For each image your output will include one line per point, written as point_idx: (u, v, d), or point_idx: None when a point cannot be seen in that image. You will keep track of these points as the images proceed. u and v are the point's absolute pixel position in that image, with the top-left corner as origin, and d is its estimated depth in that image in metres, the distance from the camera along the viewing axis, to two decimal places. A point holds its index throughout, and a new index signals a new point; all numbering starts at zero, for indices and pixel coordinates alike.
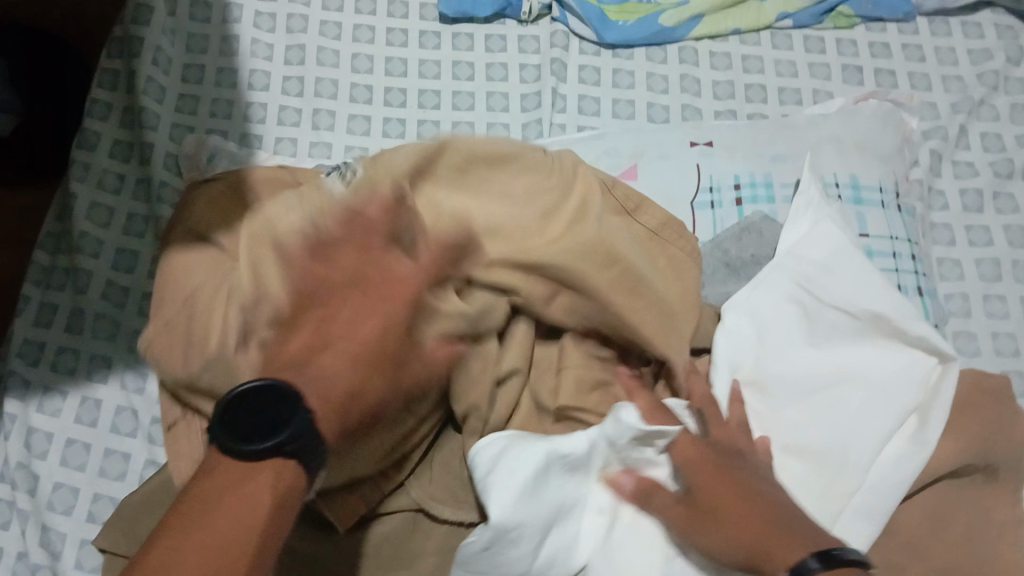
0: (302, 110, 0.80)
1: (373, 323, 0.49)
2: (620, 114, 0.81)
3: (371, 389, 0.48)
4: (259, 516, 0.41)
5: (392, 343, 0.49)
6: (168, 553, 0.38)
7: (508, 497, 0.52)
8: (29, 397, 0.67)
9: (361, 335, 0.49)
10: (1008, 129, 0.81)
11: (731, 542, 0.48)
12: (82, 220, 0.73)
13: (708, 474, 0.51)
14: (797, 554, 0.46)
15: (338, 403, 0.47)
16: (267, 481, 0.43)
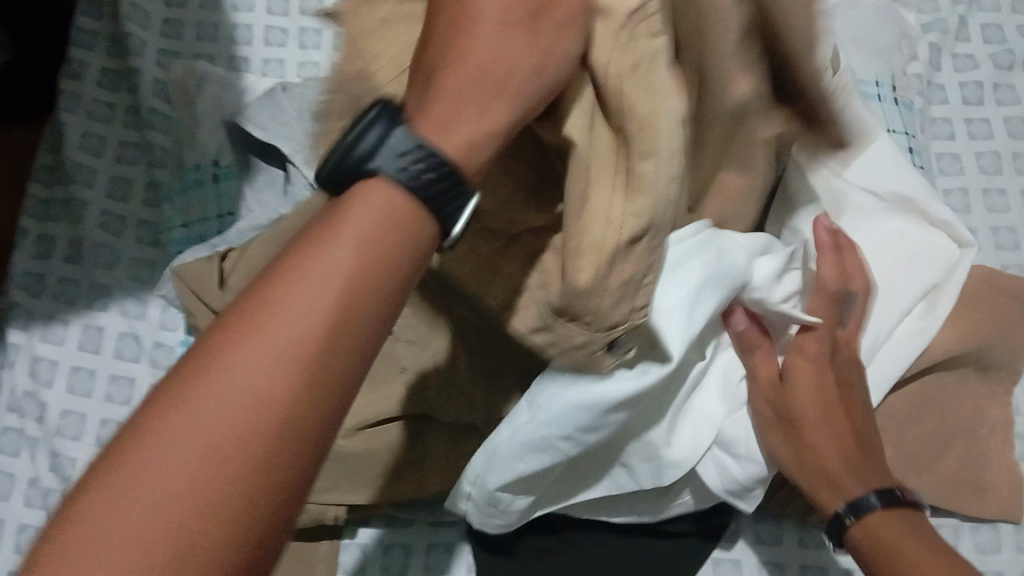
0: (289, 29, 0.78)
1: (494, 34, 0.34)
2: None
3: (524, 104, 0.34)
4: (329, 281, 0.29)
5: (510, 68, 0.34)
6: (209, 352, 0.29)
7: (690, 328, 0.44)
8: (32, 327, 0.68)
9: (480, 46, 0.33)
10: (1009, 19, 0.79)
11: (807, 466, 0.51)
12: (73, 151, 0.72)
13: (811, 373, 0.51)
14: (860, 487, 0.50)
15: (472, 105, 0.33)
16: (354, 228, 0.30)
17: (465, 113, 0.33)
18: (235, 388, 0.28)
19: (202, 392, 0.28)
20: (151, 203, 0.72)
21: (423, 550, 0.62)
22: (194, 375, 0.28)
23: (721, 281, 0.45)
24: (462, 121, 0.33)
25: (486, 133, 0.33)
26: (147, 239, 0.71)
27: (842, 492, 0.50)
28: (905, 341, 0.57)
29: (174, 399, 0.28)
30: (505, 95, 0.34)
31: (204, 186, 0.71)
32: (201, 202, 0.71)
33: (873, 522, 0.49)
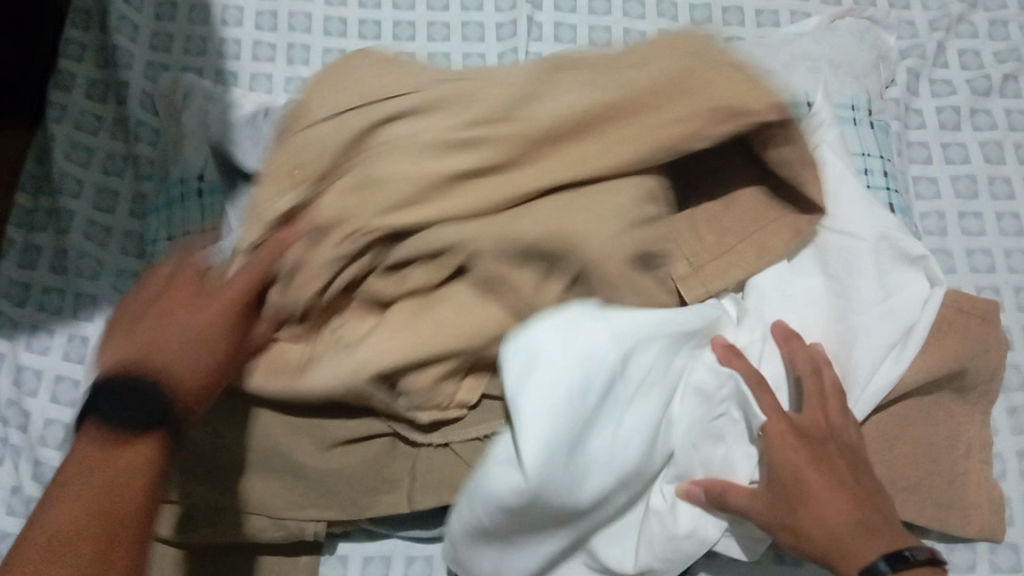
0: (276, 45, 0.79)
1: (217, 309, 0.49)
2: (598, 40, 0.80)
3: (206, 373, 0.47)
4: (113, 486, 0.41)
5: (216, 333, 0.49)
6: (49, 526, 0.39)
7: (548, 429, 0.49)
8: (17, 336, 0.68)
9: (224, 306, 0.50)
10: (986, 45, 0.80)
11: (818, 535, 0.51)
12: (60, 161, 0.73)
13: (798, 455, 0.53)
14: (875, 552, 0.50)
15: (192, 372, 0.47)
16: (123, 464, 0.42)
17: (194, 377, 0.47)
18: (46, 559, 0.38)
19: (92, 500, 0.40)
20: (138, 214, 0.73)
21: (403, 564, 0.63)
22: (31, 543, 0.39)
23: (563, 368, 0.51)
24: (191, 379, 0.47)
25: (196, 386, 0.47)
26: (132, 250, 0.72)
27: (858, 560, 0.50)
28: (886, 378, 0.59)
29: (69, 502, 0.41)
30: (223, 353, 0.48)
31: (188, 200, 0.70)
32: (187, 214, 0.70)
33: None
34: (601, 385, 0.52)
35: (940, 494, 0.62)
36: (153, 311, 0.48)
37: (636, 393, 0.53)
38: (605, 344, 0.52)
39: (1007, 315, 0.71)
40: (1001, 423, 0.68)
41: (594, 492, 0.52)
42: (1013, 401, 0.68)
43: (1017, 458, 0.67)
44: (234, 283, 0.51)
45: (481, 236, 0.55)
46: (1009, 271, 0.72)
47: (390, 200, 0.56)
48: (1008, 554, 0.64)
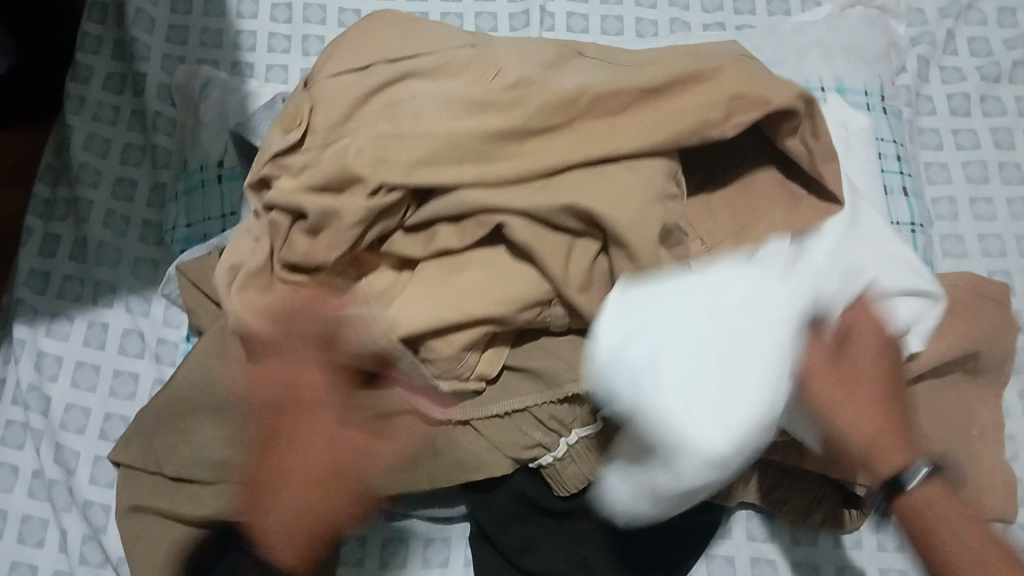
0: (292, 37, 0.80)
1: (296, 506, 0.54)
2: (609, 31, 0.81)
3: (314, 520, 0.54)
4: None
5: (307, 483, 0.53)
6: None
7: (667, 409, 0.43)
8: (37, 323, 0.69)
9: (326, 456, 0.54)
10: (995, 33, 0.81)
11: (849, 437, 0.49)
12: (79, 152, 0.74)
13: (857, 355, 0.50)
14: (899, 459, 0.48)
15: (312, 480, 0.53)
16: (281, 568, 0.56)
17: (318, 492, 0.53)
18: None
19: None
20: (156, 204, 0.74)
21: (421, 542, 0.64)
22: None
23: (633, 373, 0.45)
24: (287, 532, 0.55)
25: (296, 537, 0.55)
26: (151, 237, 0.73)
27: (886, 465, 0.49)
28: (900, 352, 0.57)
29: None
30: (323, 468, 0.54)
31: (209, 186, 0.71)
32: (206, 201, 0.71)
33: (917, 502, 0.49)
34: (710, 365, 0.44)
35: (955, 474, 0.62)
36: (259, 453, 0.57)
37: (747, 348, 0.44)
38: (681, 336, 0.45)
39: (1019, 299, 0.71)
40: (1012, 403, 0.68)
41: (739, 442, 0.42)
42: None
43: None
44: (283, 363, 0.55)
45: (506, 199, 0.52)
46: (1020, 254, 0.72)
47: (406, 157, 0.52)
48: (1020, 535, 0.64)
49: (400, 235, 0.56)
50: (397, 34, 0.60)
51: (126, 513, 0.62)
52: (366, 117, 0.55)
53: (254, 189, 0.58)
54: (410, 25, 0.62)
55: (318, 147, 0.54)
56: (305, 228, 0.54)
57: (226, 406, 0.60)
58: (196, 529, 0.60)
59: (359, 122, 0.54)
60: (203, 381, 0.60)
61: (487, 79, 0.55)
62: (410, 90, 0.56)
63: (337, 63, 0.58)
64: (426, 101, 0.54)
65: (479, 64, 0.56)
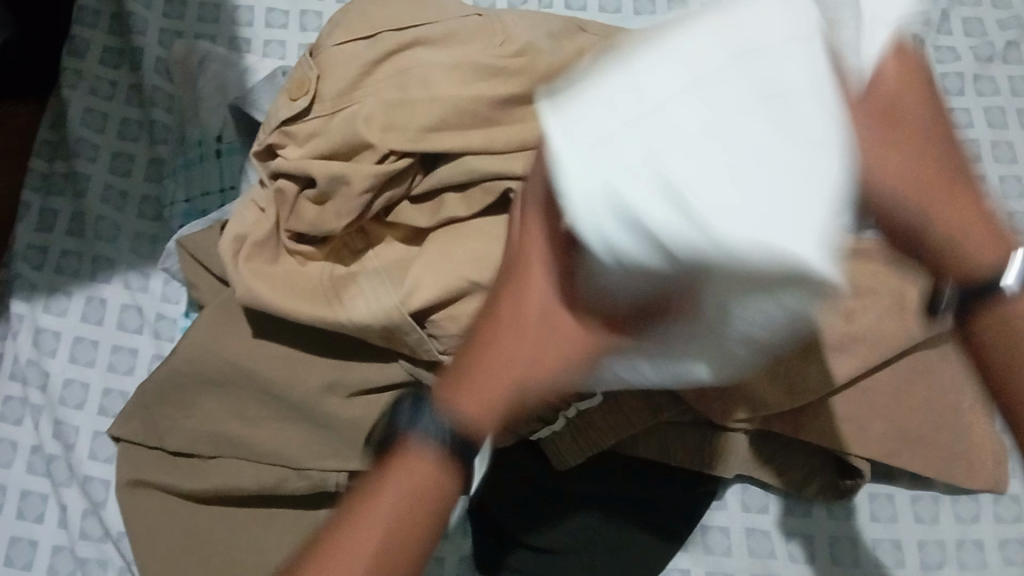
0: (289, 12, 0.79)
1: (562, 352, 0.38)
2: (607, 8, 0.81)
3: (515, 379, 0.39)
4: (387, 522, 0.39)
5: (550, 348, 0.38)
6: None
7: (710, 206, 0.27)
8: (35, 298, 0.69)
9: (534, 302, 0.38)
10: (989, 13, 0.82)
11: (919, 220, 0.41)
12: (76, 127, 0.73)
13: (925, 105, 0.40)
14: (991, 255, 0.41)
15: (496, 378, 0.40)
16: (392, 489, 0.40)
17: (487, 391, 0.40)
18: None
19: (371, 533, 0.39)
20: (153, 179, 0.73)
21: None
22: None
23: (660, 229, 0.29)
24: (485, 397, 0.40)
25: (489, 400, 0.40)
26: (149, 213, 0.72)
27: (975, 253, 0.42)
28: None
29: (355, 517, 0.40)
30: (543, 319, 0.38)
31: (207, 161, 0.71)
32: (205, 175, 0.71)
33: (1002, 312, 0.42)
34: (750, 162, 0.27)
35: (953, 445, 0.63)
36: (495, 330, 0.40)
37: (820, 92, 0.29)
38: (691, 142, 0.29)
39: None
40: None
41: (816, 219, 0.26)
42: None
43: None
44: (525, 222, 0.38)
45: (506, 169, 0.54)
46: None
47: (418, 123, 0.54)
48: (1013, 507, 0.65)
49: (406, 205, 0.57)
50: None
51: (124, 488, 0.61)
52: (374, 87, 0.56)
53: (261, 160, 0.60)
54: None
55: (328, 114, 0.56)
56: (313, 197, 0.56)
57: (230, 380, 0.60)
58: (198, 503, 0.61)
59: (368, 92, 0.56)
60: (204, 354, 0.60)
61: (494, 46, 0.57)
62: (417, 56, 0.57)
63: (343, 27, 0.59)
64: (432, 70, 0.56)
65: (480, 32, 0.58)
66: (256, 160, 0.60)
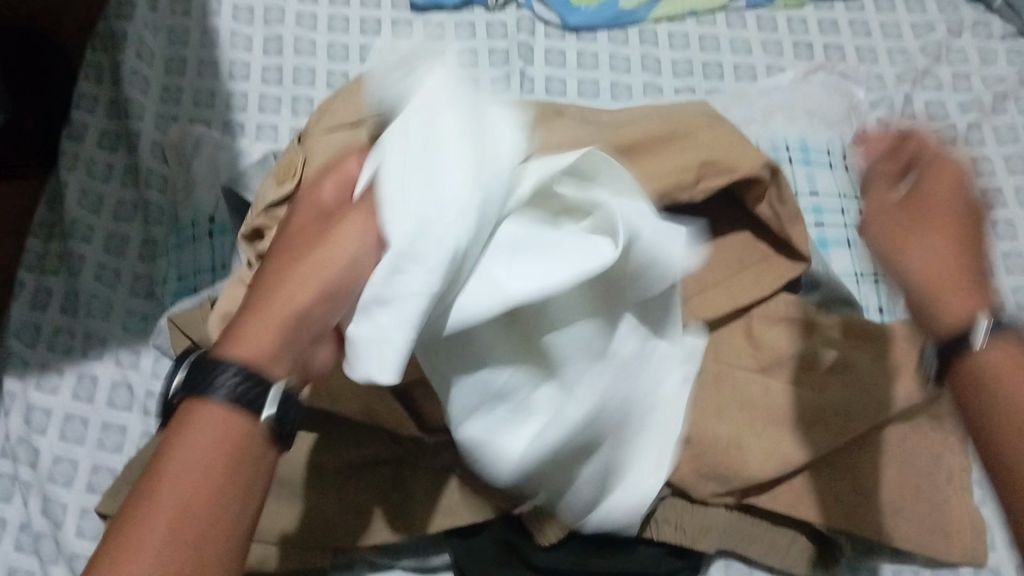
0: (282, 98, 0.82)
1: (357, 247, 0.43)
2: (586, 93, 0.84)
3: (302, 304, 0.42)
4: (207, 446, 0.38)
5: (347, 261, 0.43)
6: (142, 520, 0.36)
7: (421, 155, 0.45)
8: (27, 376, 0.70)
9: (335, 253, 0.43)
10: (950, 96, 0.86)
11: (928, 263, 0.53)
12: (72, 208, 0.76)
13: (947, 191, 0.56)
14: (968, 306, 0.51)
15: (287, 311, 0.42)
16: (202, 424, 0.38)
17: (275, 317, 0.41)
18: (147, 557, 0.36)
19: (168, 498, 0.37)
20: (146, 257, 0.75)
21: None
22: (122, 544, 0.36)
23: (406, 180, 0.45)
24: (260, 339, 0.41)
25: (268, 337, 0.41)
26: (142, 290, 0.74)
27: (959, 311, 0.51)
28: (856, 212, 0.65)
29: (157, 488, 0.37)
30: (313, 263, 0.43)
31: (199, 240, 0.73)
32: (196, 254, 0.73)
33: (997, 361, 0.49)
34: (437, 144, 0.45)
35: (925, 518, 0.64)
36: (286, 248, 0.45)
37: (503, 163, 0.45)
38: (489, 164, 0.44)
39: None
40: None
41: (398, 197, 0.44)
42: None
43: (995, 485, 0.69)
44: (329, 188, 0.47)
45: None
46: None
47: None
48: None
49: None
50: None
51: None
52: None
53: (248, 241, 0.62)
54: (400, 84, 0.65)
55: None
56: None
57: None
58: None
59: None
60: None
61: None
62: None
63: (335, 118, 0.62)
64: None
65: None
66: (242, 241, 0.62)
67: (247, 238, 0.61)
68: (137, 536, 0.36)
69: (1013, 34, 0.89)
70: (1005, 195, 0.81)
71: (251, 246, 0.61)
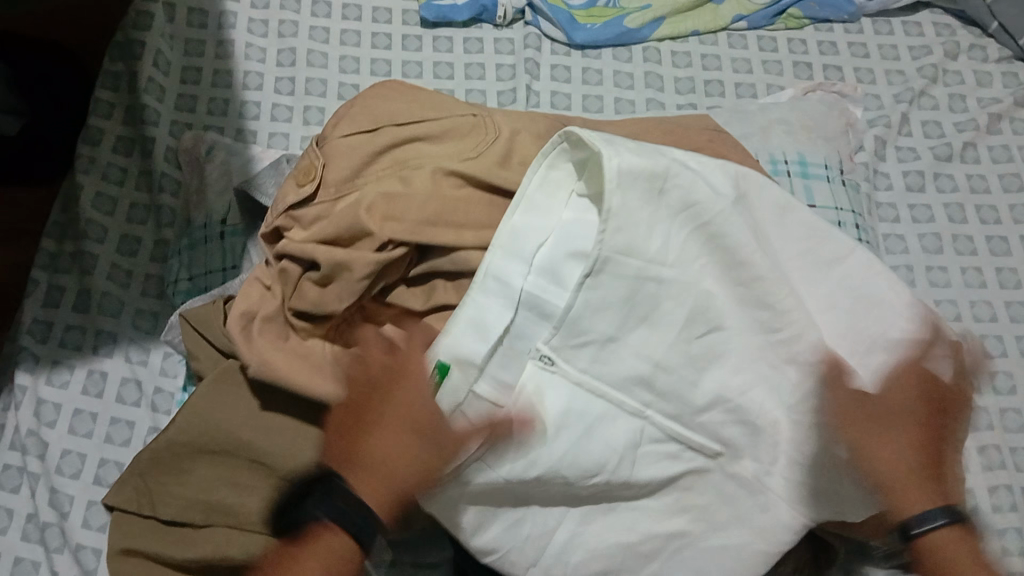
0: (294, 107, 0.85)
1: (453, 443, 0.49)
2: (590, 109, 0.87)
3: (416, 469, 0.48)
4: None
5: (434, 411, 0.50)
6: None
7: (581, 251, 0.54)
8: (38, 370, 0.71)
9: (409, 409, 0.49)
10: (946, 116, 0.88)
11: (891, 456, 0.50)
12: (87, 209, 0.77)
13: (897, 407, 0.52)
14: (923, 502, 0.49)
15: (386, 473, 0.48)
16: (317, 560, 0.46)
17: (377, 480, 0.48)
18: None
19: None
20: (157, 258, 0.77)
21: None
22: None
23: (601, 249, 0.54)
24: (375, 477, 0.47)
25: (377, 480, 0.47)
26: (152, 291, 0.76)
27: (914, 500, 0.49)
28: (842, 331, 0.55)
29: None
30: (414, 427, 0.49)
31: (211, 241, 0.75)
32: (207, 255, 0.75)
33: (942, 541, 0.48)
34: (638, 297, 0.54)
35: None
36: (382, 410, 0.49)
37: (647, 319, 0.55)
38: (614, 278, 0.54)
39: None
40: (972, 459, 0.71)
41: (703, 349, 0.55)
42: (982, 440, 0.72)
43: (989, 493, 0.70)
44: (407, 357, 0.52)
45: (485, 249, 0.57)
46: (974, 320, 0.77)
47: (413, 216, 0.57)
48: None
49: (401, 289, 0.59)
50: (404, 96, 0.65)
51: (116, 557, 0.61)
52: (375, 177, 0.60)
53: (268, 241, 0.63)
54: (413, 87, 0.66)
55: (330, 200, 0.59)
56: (318, 279, 0.57)
57: (230, 449, 0.63)
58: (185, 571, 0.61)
59: (370, 182, 0.60)
60: (205, 421, 0.63)
61: (486, 143, 0.61)
62: (419, 149, 0.61)
63: (350, 121, 0.63)
64: (433, 162, 0.60)
65: (481, 124, 0.62)
66: (262, 242, 0.63)
67: (267, 237, 0.63)
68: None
69: (1008, 57, 0.92)
70: (998, 212, 0.83)
71: (270, 247, 0.63)
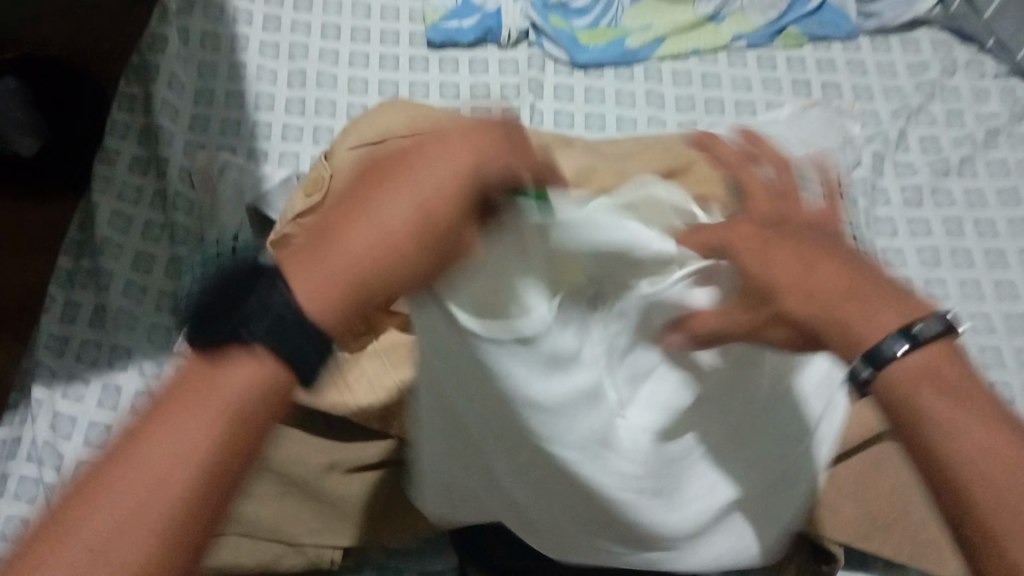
0: (304, 128, 0.87)
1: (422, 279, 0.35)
2: (593, 126, 0.89)
3: (396, 285, 0.35)
4: (195, 453, 0.31)
5: (444, 224, 0.35)
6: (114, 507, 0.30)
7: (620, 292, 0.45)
8: (54, 384, 0.73)
9: (416, 218, 0.34)
10: (943, 132, 0.90)
11: (795, 285, 0.38)
12: (103, 227, 0.80)
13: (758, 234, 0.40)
14: (877, 329, 0.37)
15: (351, 285, 0.34)
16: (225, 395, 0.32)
17: (341, 292, 0.34)
18: None
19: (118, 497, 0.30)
20: (171, 275, 0.79)
21: None
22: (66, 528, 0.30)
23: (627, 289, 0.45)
24: (332, 276, 0.34)
25: (340, 295, 0.34)
26: (166, 307, 0.78)
27: (846, 336, 0.38)
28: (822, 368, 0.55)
29: (130, 453, 0.31)
30: (422, 241, 0.35)
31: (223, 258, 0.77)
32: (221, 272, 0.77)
33: (903, 377, 0.37)
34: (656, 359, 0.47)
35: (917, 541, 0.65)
36: (395, 199, 0.34)
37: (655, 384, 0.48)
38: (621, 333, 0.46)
39: None
40: None
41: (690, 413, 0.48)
42: None
43: None
44: (467, 143, 0.35)
45: None
46: (971, 333, 0.79)
47: None
48: None
49: None
50: (408, 113, 0.67)
51: None
52: None
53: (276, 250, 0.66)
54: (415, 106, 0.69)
55: None
56: None
57: None
58: None
59: None
60: None
61: None
62: None
63: (356, 136, 0.65)
64: None
65: None
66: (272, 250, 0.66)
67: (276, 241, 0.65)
68: (73, 516, 0.30)
69: (1005, 74, 0.93)
70: (996, 226, 0.85)
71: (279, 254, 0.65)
